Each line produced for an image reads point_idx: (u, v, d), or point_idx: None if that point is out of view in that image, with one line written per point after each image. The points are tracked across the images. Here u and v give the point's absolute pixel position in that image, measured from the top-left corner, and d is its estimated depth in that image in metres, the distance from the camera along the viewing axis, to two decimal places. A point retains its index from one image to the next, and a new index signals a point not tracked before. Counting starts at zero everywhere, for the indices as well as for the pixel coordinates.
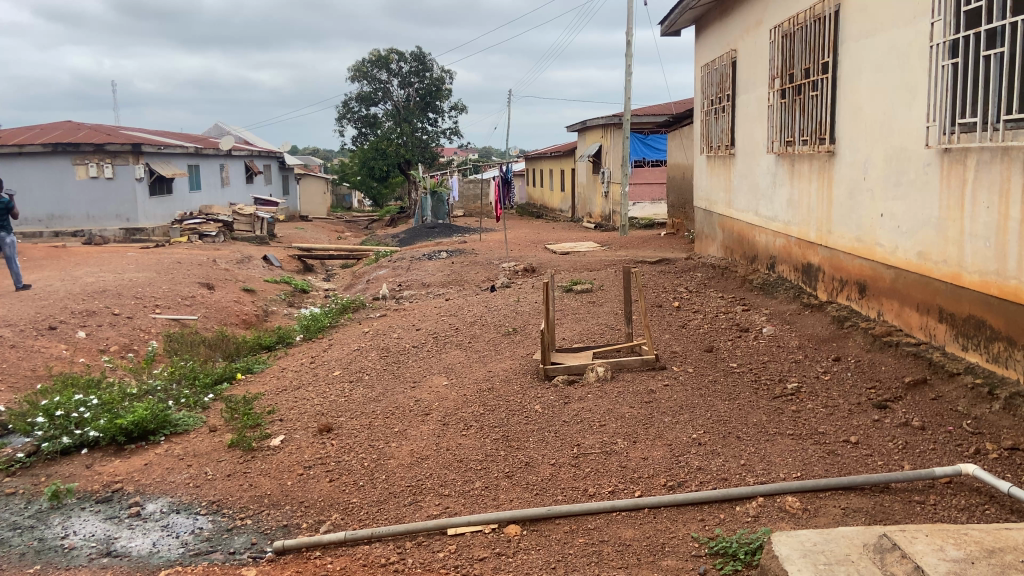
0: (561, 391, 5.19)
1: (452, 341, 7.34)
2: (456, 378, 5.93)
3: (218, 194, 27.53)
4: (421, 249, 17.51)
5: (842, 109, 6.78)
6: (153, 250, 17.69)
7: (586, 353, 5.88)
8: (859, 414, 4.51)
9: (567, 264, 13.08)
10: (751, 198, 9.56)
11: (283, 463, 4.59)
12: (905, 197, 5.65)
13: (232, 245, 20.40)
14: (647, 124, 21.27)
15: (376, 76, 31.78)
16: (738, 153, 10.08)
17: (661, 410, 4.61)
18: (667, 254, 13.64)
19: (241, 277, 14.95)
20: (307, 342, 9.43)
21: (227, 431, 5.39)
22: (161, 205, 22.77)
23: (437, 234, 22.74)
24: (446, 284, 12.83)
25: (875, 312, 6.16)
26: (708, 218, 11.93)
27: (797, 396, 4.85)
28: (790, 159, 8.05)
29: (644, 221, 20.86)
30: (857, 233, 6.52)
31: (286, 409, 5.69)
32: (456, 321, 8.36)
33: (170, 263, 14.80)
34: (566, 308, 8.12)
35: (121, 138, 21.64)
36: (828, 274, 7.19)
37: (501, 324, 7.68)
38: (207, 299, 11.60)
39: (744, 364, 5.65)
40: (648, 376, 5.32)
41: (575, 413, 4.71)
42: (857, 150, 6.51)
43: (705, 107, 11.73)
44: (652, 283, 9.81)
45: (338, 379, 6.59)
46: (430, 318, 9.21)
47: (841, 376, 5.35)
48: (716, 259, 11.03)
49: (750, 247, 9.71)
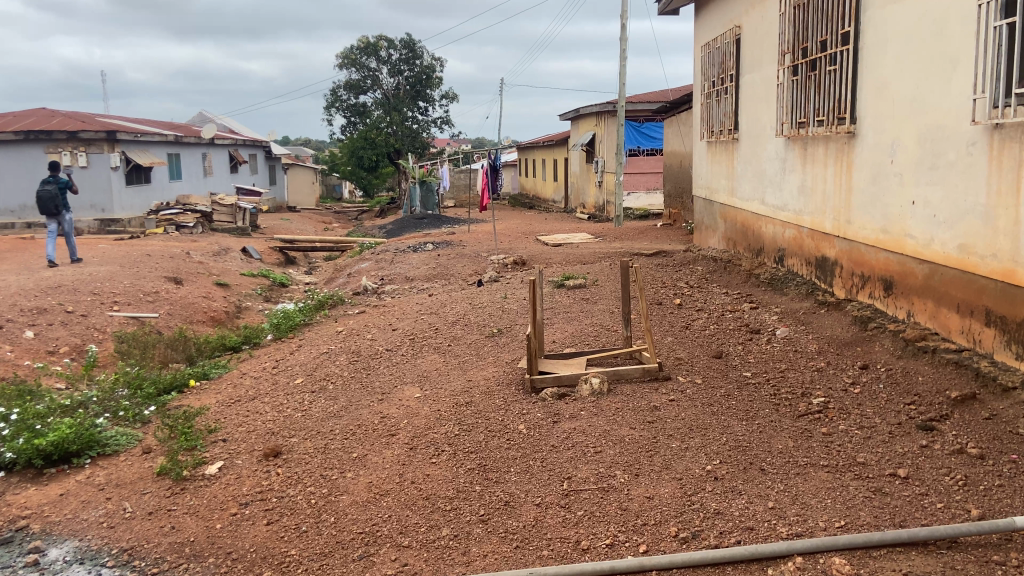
0: (549, 406, 4.47)
1: (430, 343, 6.60)
2: (431, 389, 5.19)
3: (201, 184, 26.72)
4: (407, 241, 16.76)
5: (866, 86, 6.06)
6: (126, 241, 16.84)
7: (578, 361, 5.14)
8: (902, 440, 3.79)
9: (558, 257, 12.31)
10: (756, 186, 8.86)
11: (216, 498, 3.88)
12: (942, 182, 4.94)
13: (211, 237, 19.56)
14: (641, 112, 20.52)
15: (364, 64, 30.88)
16: (742, 137, 9.36)
17: (667, 432, 3.89)
18: (665, 245, 12.91)
19: (215, 271, 14.15)
20: (276, 341, 8.69)
21: (161, 454, 4.65)
22: (138, 195, 21.92)
23: (426, 225, 21.98)
24: (430, 278, 12.07)
25: (904, 313, 5.45)
26: (708, 208, 11.20)
27: (825, 414, 4.12)
28: (802, 142, 7.34)
29: (639, 212, 20.12)
30: (882, 224, 5.80)
31: (232, 427, 4.95)
32: (437, 320, 7.63)
33: (139, 255, 13.97)
34: (556, 306, 7.38)
35: (96, 125, 20.80)
36: (848, 269, 6.47)
37: (485, 325, 6.94)
38: (173, 294, 10.84)
39: (759, 373, 4.93)
40: (649, 389, 4.59)
41: (565, 436, 3.99)
42: (882, 129, 5.79)
43: (704, 89, 10.99)
44: (649, 277, 9.09)
45: (300, 388, 5.84)
46: (408, 316, 8.45)
47: (874, 389, 4.61)
48: (717, 252, 10.31)
49: (755, 238, 8.99)
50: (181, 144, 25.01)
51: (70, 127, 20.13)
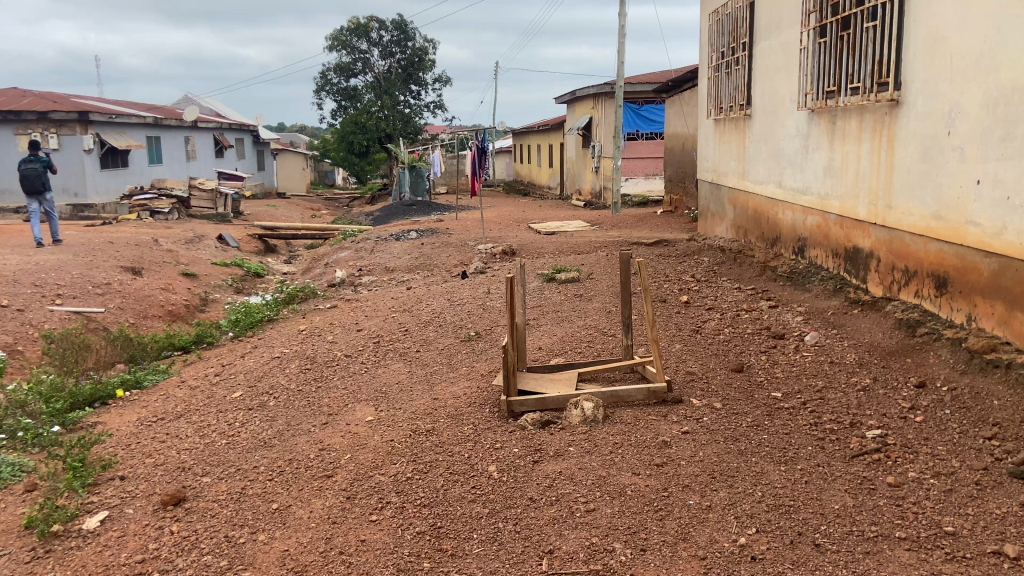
0: (530, 439, 3.53)
1: (396, 348, 5.65)
2: (387, 409, 4.24)
3: (183, 168, 25.66)
4: (392, 228, 15.78)
5: (916, 44, 5.09)
6: (94, 228, 15.82)
7: (568, 377, 4.19)
8: (996, 495, 2.82)
9: (551, 246, 11.35)
10: (772, 167, 7.89)
11: (86, 569, 2.92)
12: (1019, 156, 3.98)
13: (186, 223, 18.53)
14: (641, 94, 19.51)
15: (355, 45, 29.75)
16: (756, 113, 8.39)
17: (684, 483, 2.95)
18: (666, 235, 11.96)
19: (183, 259, 13.14)
20: (232, 341, 7.72)
21: (41, 495, 3.69)
22: (113, 179, 20.87)
23: (414, 212, 20.99)
24: (412, 269, 11.09)
25: (963, 317, 4.50)
26: (715, 194, 10.23)
27: (887, 456, 3.17)
28: (831, 115, 6.37)
29: (637, 199, 19.11)
30: (934, 209, 4.84)
31: (137, 459, 3.99)
32: (409, 319, 6.66)
33: (100, 242, 12.96)
34: (545, 305, 6.43)
35: (67, 105, 19.77)
36: (887, 263, 5.51)
37: (463, 327, 5.95)
38: (126, 285, 9.84)
39: (792, 393, 3.97)
40: (657, 416, 3.64)
41: (548, 485, 3.04)
42: (937, 95, 4.83)
43: (712, 62, 9.99)
44: (651, 270, 8.15)
45: (237, 403, 4.87)
46: (379, 314, 7.46)
47: (940, 416, 3.64)
48: (725, 241, 9.37)
49: (771, 226, 8.02)
50: (161, 126, 23.94)
51: (40, 107, 19.11)
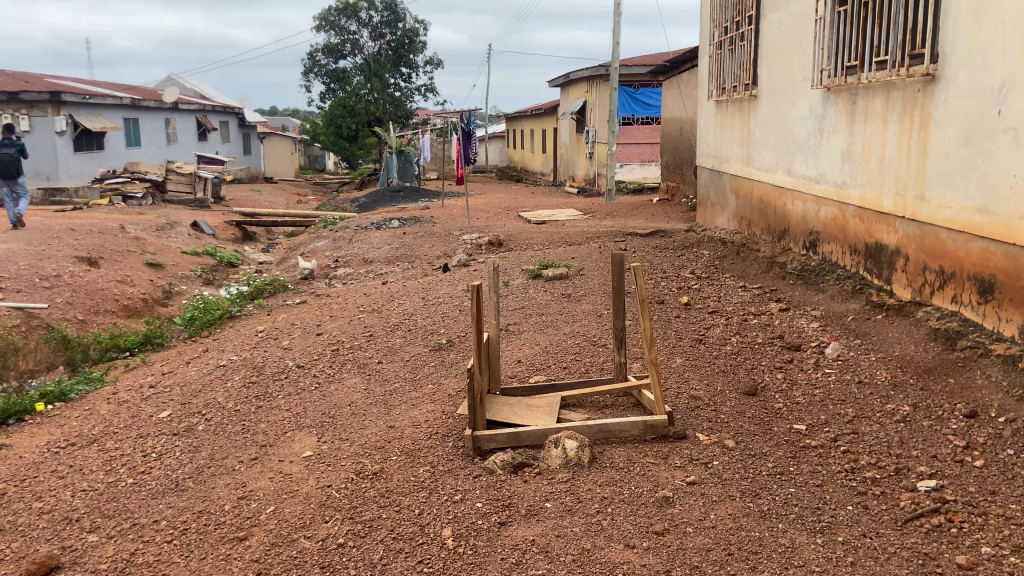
0: (498, 489, 2.84)
1: (355, 357, 4.93)
2: (332, 439, 3.54)
3: (163, 152, 24.79)
4: (374, 216, 15.02)
5: (959, 9, 4.37)
6: (60, 213, 15.02)
7: (549, 403, 3.51)
8: None
9: (540, 237, 10.64)
10: (781, 153, 7.17)
11: None
12: None
13: (160, 209, 17.71)
14: (636, 77, 18.71)
15: (343, 26, 28.77)
16: (763, 94, 7.66)
17: (692, 564, 2.29)
18: (662, 224, 11.25)
19: (150, 247, 12.35)
20: (184, 342, 7.00)
21: None
22: (87, 162, 20.03)
23: (401, 198, 20.22)
24: (391, 261, 10.37)
25: (1015, 330, 3.80)
26: (716, 181, 9.51)
27: (950, 521, 2.49)
28: (852, 93, 5.66)
29: (632, 186, 18.37)
30: (977, 201, 4.14)
31: (22, 505, 3.30)
32: (376, 321, 5.94)
33: (61, 229, 12.18)
34: (528, 307, 5.72)
35: (38, 85, 18.88)
36: (917, 262, 4.81)
37: (433, 333, 5.24)
38: (78, 277, 9.08)
39: (819, 425, 3.29)
40: (657, 459, 2.94)
41: (515, 565, 2.38)
42: (984, 68, 4.13)
43: (715, 39, 9.25)
44: (647, 264, 7.44)
45: (162, 425, 4.17)
46: (346, 313, 6.74)
47: (1007, 456, 2.94)
48: (727, 232, 8.67)
49: (778, 217, 7.31)
50: (140, 108, 23.06)
51: (9, 87, 18.25)
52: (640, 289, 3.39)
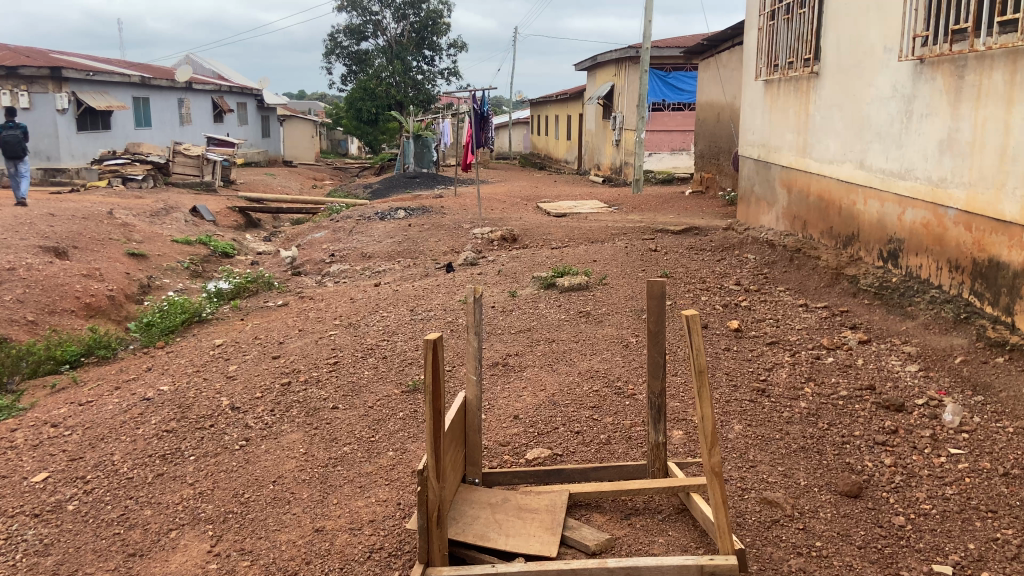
0: None
1: (303, 396, 3.80)
2: (229, 553, 2.40)
3: (175, 132, 23.84)
4: (382, 205, 13.88)
5: None
6: (50, 196, 14.04)
7: (553, 507, 2.34)
8: None
9: (559, 233, 9.44)
10: (850, 141, 5.89)
11: None
12: None
13: (160, 193, 16.70)
14: (669, 60, 17.33)
15: (365, 6, 27.50)
16: (829, 70, 6.37)
17: None
18: (698, 220, 9.98)
19: (135, 234, 11.28)
20: (131, 355, 5.93)
21: None
22: (91, 142, 19.07)
23: (416, 186, 19.09)
24: (392, 257, 9.26)
25: None
26: (763, 174, 8.23)
27: None
28: (958, 66, 4.39)
29: (662, 176, 17.09)
30: None
31: None
32: (348, 341, 4.80)
33: (41, 214, 11.19)
34: (532, 331, 4.54)
35: (39, 60, 17.92)
36: None
37: (411, 366, 4.09)
38: (36, 271, 8.03)
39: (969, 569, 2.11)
40: None
41: None
42: None
43: (768, 8, 7.93)
44: (683, 271, 6.22)
45: (26, 498, 3.08)
46: (319, 326, 5.61)
47: None
48: (775, 234, 7.43)
49: (844, 219, 6.04)
50: (150, 87, 22.06)
51: (9, 61, 17.27)
52: (696, 358, 2.02)
